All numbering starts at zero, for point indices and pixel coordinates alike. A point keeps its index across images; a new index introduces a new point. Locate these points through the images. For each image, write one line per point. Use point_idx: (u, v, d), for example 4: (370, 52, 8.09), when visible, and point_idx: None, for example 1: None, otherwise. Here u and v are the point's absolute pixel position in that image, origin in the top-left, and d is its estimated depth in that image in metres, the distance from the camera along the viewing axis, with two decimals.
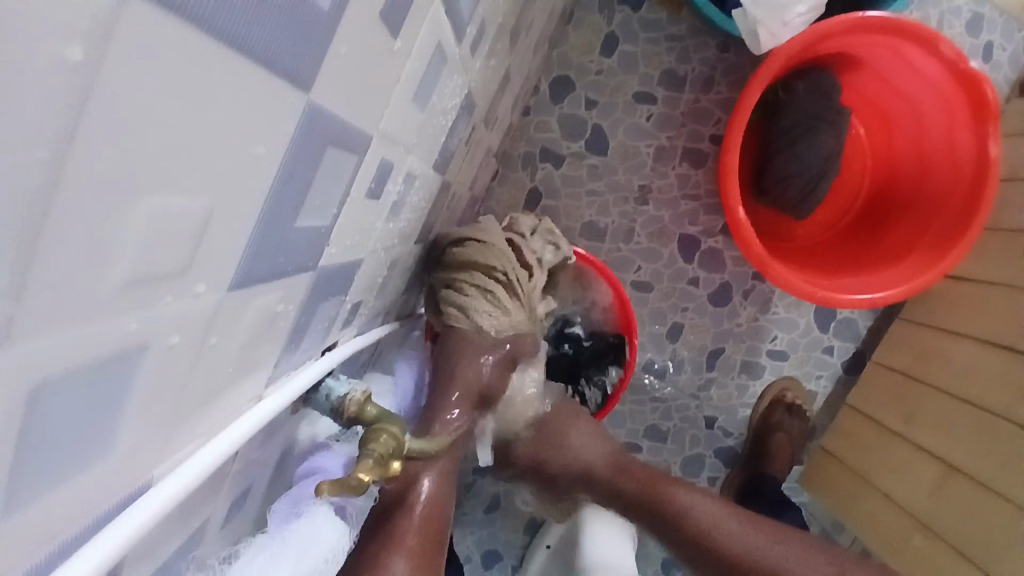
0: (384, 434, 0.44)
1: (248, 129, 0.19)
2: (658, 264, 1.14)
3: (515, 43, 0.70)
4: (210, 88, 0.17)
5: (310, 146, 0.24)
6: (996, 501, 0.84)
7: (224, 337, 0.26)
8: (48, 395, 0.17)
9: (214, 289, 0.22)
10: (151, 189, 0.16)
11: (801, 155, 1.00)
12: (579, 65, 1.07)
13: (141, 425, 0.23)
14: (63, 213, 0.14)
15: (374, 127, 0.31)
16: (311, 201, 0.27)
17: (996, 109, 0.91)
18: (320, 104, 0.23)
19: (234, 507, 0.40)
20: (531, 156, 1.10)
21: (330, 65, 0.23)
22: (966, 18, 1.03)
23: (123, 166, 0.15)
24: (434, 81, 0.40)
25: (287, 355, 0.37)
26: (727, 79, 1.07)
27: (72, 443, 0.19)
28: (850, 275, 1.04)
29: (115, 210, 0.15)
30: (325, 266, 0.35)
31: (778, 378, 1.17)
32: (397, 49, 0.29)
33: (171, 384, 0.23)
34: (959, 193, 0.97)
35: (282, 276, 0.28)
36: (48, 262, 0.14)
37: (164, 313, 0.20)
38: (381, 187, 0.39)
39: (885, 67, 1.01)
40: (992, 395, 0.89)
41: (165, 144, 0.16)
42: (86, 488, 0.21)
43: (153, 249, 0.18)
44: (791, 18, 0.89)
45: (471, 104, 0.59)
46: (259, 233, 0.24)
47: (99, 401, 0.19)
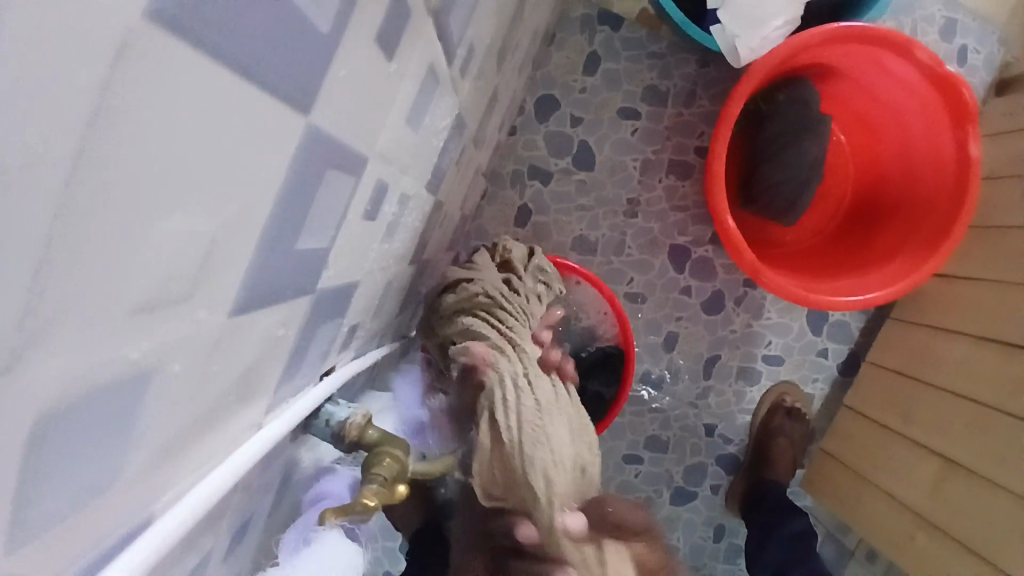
0: (387, 457, 0.44)
1: (252, 151, 0.19)
2: (650, 275, 1.15)
3: (501, 64, 0.70)
4: (216, 111, 0.17)
5: (311, 168, 0.24)
6: (994, 493, 0.85)
7: (228, 361, 0.25)
8: (55, 425, 0.16)
9: (218, 313, 0.22)
10: (154, 211, 0.16)
11: (786, 162, 1.01)
12: (563, 83, 1.08)
13: (149, 454, 0.22)
14: (70, 238, 0.14)
15: (371, 148, 0.32)
16: (311, 222, 0.27)
17: (974, 111, 0.93)
18: (322, 127, 0.24)
19: (237, 536, 0.40)
20: (519, 174, 1.11)
21: (330, 89, 0.23)
22: (940, 23, 1.06)
23: (132, 189, 0.15)
24: (426, 103, 0.40)
25: (288, 380, 0.37)
26: (709, 91, 1.09)
27: (82, 474, 0.18)
28: (840, 278, 1.05)
29: (124, 234, 0.15)
30: (323, 288, 0.35)
31: (776, 384, 1.18)
32: (392, 73, 0.30)
33: (177, 410, 0.23)
34: (943, 195, 0.99)
35: (282, 300, 0.28)
36: (59, 287, 0.14)
37: (171, 337, 0.20)
38: (376, 208, 0.39)
39: (863, 73, 1.03)
40: (988, 392, 0.90)
41: (171, 168, 0.16)
42: (93, 523, 0.20)
43: (160, 273, 0.18)
44: (769, 32, 0.91)
45: (460, 124, 0.60)
46: (260, 258, 0.24)
47: (109, 428, 0.19)
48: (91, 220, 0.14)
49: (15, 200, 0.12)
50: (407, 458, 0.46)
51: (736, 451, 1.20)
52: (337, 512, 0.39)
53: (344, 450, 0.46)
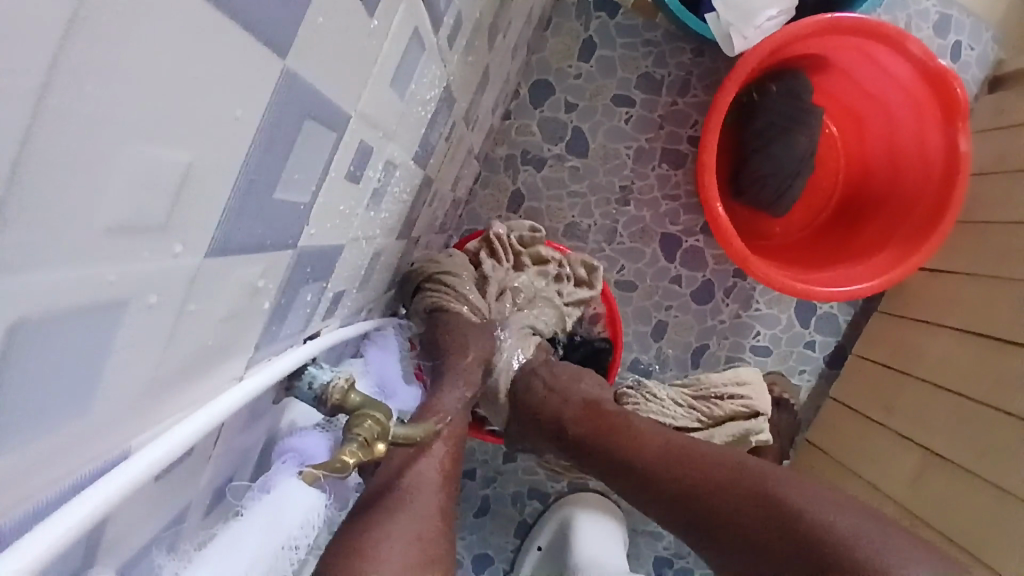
0: (369, 420, 0.44)
1: (228, 87, 0.20)
2: (641, 264, 1.15)
3: (494, 44, 0.71)
4: (194, 39, 0.18)
5: (288, 116, 0.25)
6: (968, 480, 0.87)
7: (205, 306, 0.26)
8: (28, 334, 0.17)
9: (194, 251, 0.23)
10: (129, 131, 0.17)
11: (776, 152, 1.03)
12: (558, 69, 1.09)
13: (122, 387, 0.23)
14: (41, 144, 0.14)
15: (352, 109, 0.32)
16: (289, 174, 0.28)
17: (967, 107, 0.94)
18: (301, 73, 0.24)
19: (218, 495, 0.41)
20: (513, 159, 1.11)
21: (307, 36, 0.24)
22: (934, 19, 1.07)
23: (104, 103, 0.16)
24: (413, 71, 0.41)
25: (269, 338, 0.38)
26: (703, 80, 1.09)
27: (56, 389, 0.19)
28: (828, 269, 1.07)
29: (95, 151, 0.16)
30: (303, 248, 0.35)
31: (764, 374, 1.18)
32: (373, 30, 0.30)
33: (154, 345, 0.23)
34: (930, 190, 1.00)
35: (261, 253, 0.29)
36: (32, 187, 0.15)
37: (146, 267, 0.20)
38: (359, 171, 0.39)
39: (857, 65, 1.04)
40: (970, 383, 0.92)
41: (146, 88, 0.17)
42: (70, 445, 0.21)
43: (132, 198, 0.18)
44: (762, 22, 0.93)
45: (450, 100, 0.60)
46: (237, 202, 0.24)
47: (82, 348, 0.19)
48: (59, 129, 0.15)
49: None
50: (388, 421, 0.46)
51: None
52: (315, 469, 0.40)
53: (326, 414, 0.46)
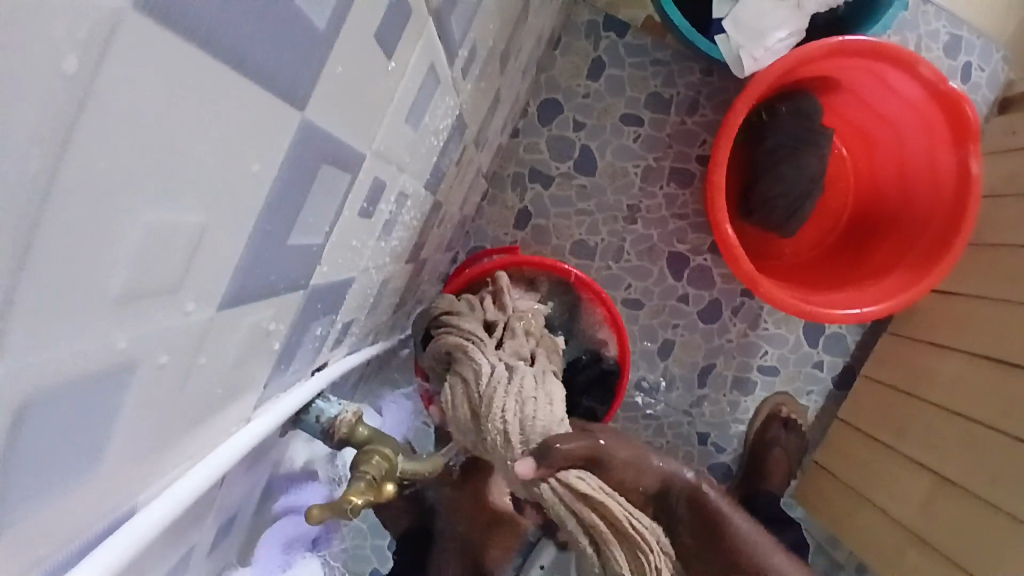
0: (377, 456, 0.44)
1: (242, 144, 0.19)
2: (648, 282, 1.14)
3: (505, 66, 0.71)
4: (207, 103, 0.17)
5: (304, 164, 0.24)
6: (982, 508, 0.85)
7: (215, 355, 0.25)
8: (37, 409, 0.16)
9: (206, 306, 0.22)
10: (144, 198, 0.16)
11: (786, 173, 1.02)
12: (567, 88, 1.08)
13: (129, 446, 0.22)
14: (55, 222, 0.14)
15: (369, 146, 0.32)
16: (303, 217, 0.27)
17: (977, 130, 0.93)
18: (318, 122, 0.24)
19: (222, 532, 0.40)
20: (520, 176, 1.11)
21: (325, 84, 0.23)
22: (944, 40, 1.07)
23: (117, 178, 0.15)
24: (426, 103, 0.40)
25: (278, 376, 0.37)
26: (711, 100, 1.09)
27: (63, 462, 0.18)
28: (838, 291, 1.05)
29: (108, 225, 0.15)
30: (316, 285, 0.35)
31: (771, 395, 1.17)
32: (391, 70, 0.30)
33: (163, 401, 0.23)
34: (942, 212, 0.99)
35: (274, 295, 0.28)
36: (44, 270, 0.14)
37: (158, 329, 0.20)
38: (373, 205, 0.39)
39: (866, 87, 1.03)
40: (980, 409, 0.90)
41: (160, 158, 0.16)
42: (77, 510, 0.21)
43: (143, 261, 0.17)
44: (773, 43, 0.92)
45: (462, 124, 0.60)
46: (251, 252, 0.24)
47: (90, 417, 0.19)
48: (75, 203, 0.14)
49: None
50: (396, 457, 0.46)
51: (729, 461, 1.19)
52: (321, 509, 0.39)
53: (333, 448, 0.46)
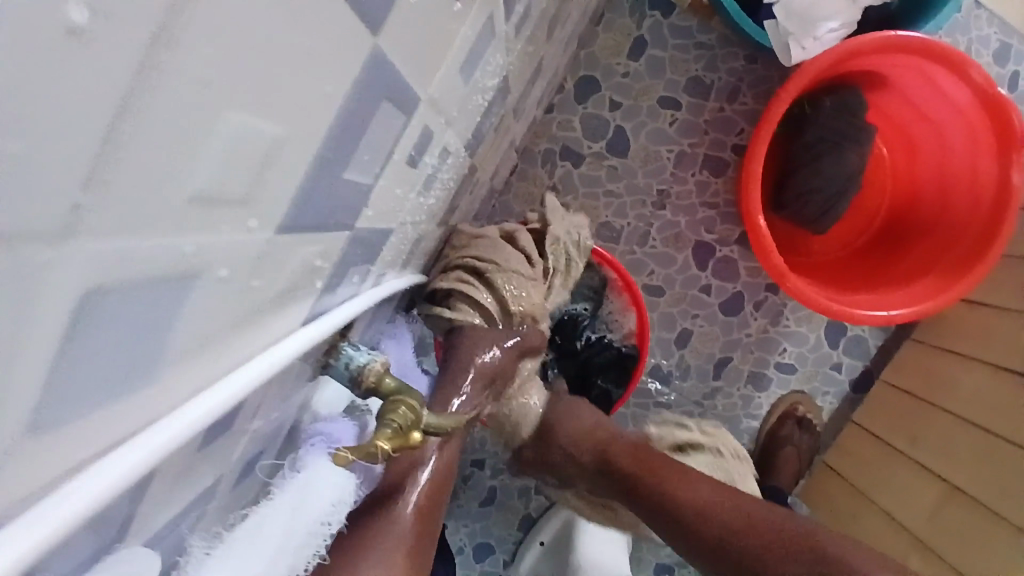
0: (403, 406, 0.44)
1: (317, 63, 0.19)
2: (671, 270, 1.13)
3: (550, 34, 0.69)
4: (294, 7, 0.17)
5: (368, 98, 0.24)
6: (989, 520, 0.84)
7: (266, 283, 0.25)
8: (104, 300, 0.16)
9: (264, 228, 0.22)
10: (226, 101, 0.16)
11: (823, 168, 1.00)
12: (606, 65, 1.06)
13: (178, 363, 0.22)
14: (143, 103, 0.14)
15: (424, 93, 0.31)
16: (360, 154, 0.27)
17: (1022, 136, 0.90)
18: (386, 54, 0.24)
19: (245, 471, 0.41)
20: (551, 153, 1.10)
21: (398, 16, 0.23)
22: (999, 43, 1.03)
23: (202, 70, 0.15)
24: (479, 57, 0.40)
25: (330, 290, 0.37)
26: (753, 88, 1.07)
27: (118, 367, 0.18)
28: (866, 292, 1.03)
29: (190, 122, 0.15)
30: (359, 230, 0.35)
31: (789, 393, 1.16)
32: (455, 15, 0.30)
33: (212, 324, 0.23)
34: (977, 221, 0.96)
35: (323, 231, 0.28)
36: (122, 161, 0.14)
37: (219, 242, 0.20)
38: (419, 157, 0.39)
39: (913, 85, 1.00)
40: (1000, 423, 0.88)
41: (241, 59, 0.16)
42: (126, 419, 0.21)
43: (220, 167, 0.17)
44: (823, 33, 0.90)
45: (504, 90, 0.59)
46: (309, 183, 0.24)
47: (149, 322, 0.19)
48: (167, 90, 0.14)
49: (97, 46, 0.12)
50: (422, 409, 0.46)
51: None
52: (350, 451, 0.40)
53: (361, 396, 0.47)
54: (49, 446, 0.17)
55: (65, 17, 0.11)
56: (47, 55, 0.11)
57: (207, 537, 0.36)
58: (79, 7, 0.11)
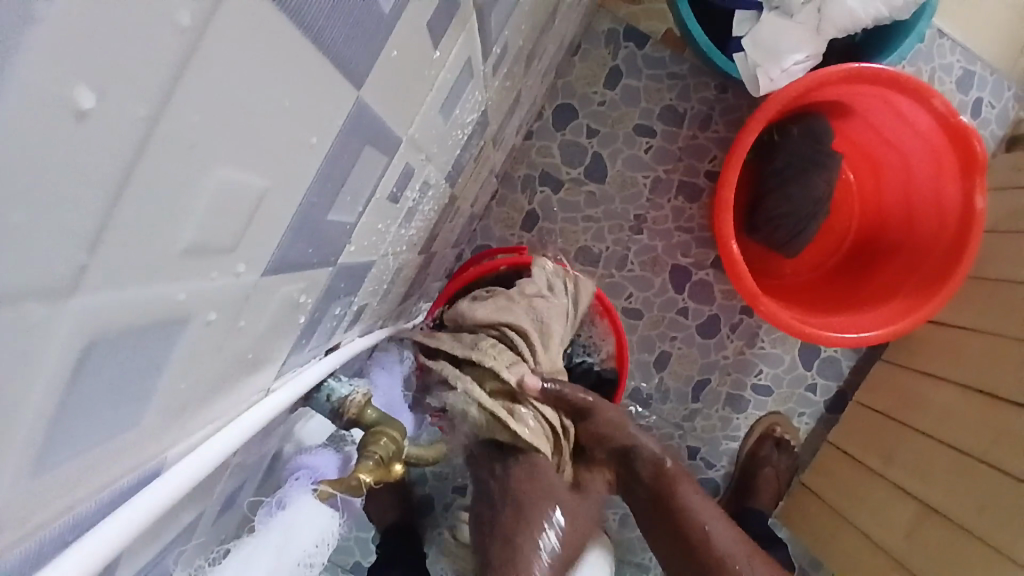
0: (384, 437, 0.44)
1: (304, 118, 0.20)
2: (649, 293, 1.15)
3: (528, 68, 0.72)
4: (284, 71, 0.18)
5: (353, 141, 0.25)
6: (963, 536, 0.86)
7: (253, 321, 0.26)
8: (99, 352, 0.17)
9: (253, 270, 0.23)
10: (220, 160, 0.17)
11: (793, 194, 1.03)
12: (583, 95, 1.10)
13: (167, 405, 0.23)
14: (145, 172, 0.15)
15: (406, 131, 0.32)
16: (344, 194, 0.28)
17: (984, 163, 0.95)
18: (369, 102, 0.25)
19: (226, 505, 0.41)
20: (530, 179, 1.12)
21: (381, 66, 0.24)
22: (957, 74, 1.08)
23: (196, 137, 0.16)
24: (459, 94, 0.41)
25: (296, 353, 0.38)
26: (724, 118, 1.10)
27: (110, 413, 0.19)
28: (837, 314, 1.06)
29: (186, 184, 0.16)
30: (343, 263, 0.36)
31: (766, 415, 1.18)
32: (436, 59, 0.31)
33: (200, 364, 0.23)
34: (943, 243, 1.00)
35: (308, 268, 0.29)
36: (123, 222, 0.15)
37: (209, 289, 0.21)
38: (401, 191, 0.40)
39: (878, 114, 1.05)
40: (972, 440, 0.91)
41: (234, 122, 0.17)
42: (116, 462, 0.21)
43: (212, 221, 0.18)
44: (790, 65, 0.93)
45: (484, 122, 0.61)
46: (295, 226, 0.24)
47: (143, 367, 0.19)
48: (169, 154, 0.15)
49: (106, 124, 0.13)
50: (403, 441, 0.46)
51: (718, 476, 1.21)
52: (331, 484, 0.41)
53: (343, 428, 0.47)
54: (42, 493, 0.18)
55: (75, 101, 0.12)
56: (61, 134, 0.12)
57: (190, 570, 0.36)
58: (87, 91, 0.12)
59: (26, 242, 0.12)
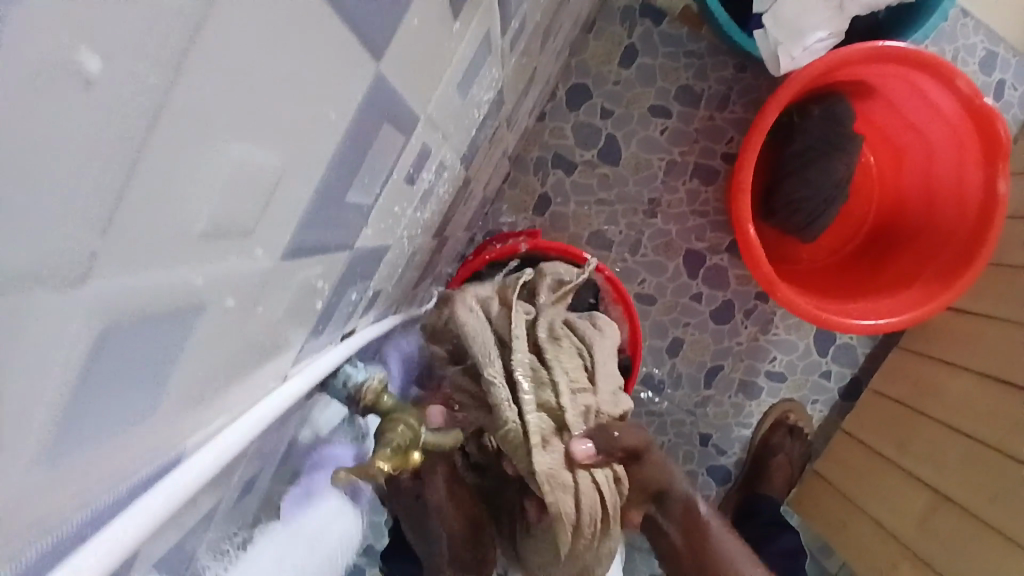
0: (401, 424, 0.43)
1: (324, 90, 0.19)
2: (663, 277, 1.14)
3: (543, 46, 0.70)
4: (304, 37, 0.16)
5: (372, 119, 0.24)
6: (981, 526, 0.85)
7: (269, 307, 0.25)
8: (113, 340, 0.16)
9: (271, 254, 0.22)
10: (237, 134, 0.16)
11: (813, 177, 1.01)
12: (597, 75, 1.07)
13: (183, 394, 0.22)
14: (159, 146, 0.13)
15: (423, 110, 0.31)
16: (363, 174, 0.27)
17: (1008, 147, 0.92)
18: (389, 75, 0.24)
19: (245, 491, 0.40)
20: (542, 162, 1.10)
21: (403, 36, 0.23)
22: (982, 54, 1.05)
23: (211, 109, 0.14)
24: (476, 71, 0.40)
25: (313, 339, 0.37)
26: (742, 99, 1.08)
27: (125, 404, 0.18)
28: (855, 300, 1.04)
29: (203, 160, 0.15)
30: (360, 247, 0.35)
31: (781, 401, 1.17)
32: (455, 32, 0.30)
33: (217, 352, 0.22)
34: (964, 229, 0.98)
35: (326, 251, 0.28)
36: (138, 201, 0.14)
37: (226, 273, 0.19)
38: (417, 173, 0.39)
39: (900, 96, 1.02)
40: (989, 429, 0.89)
41: (253, 93, 0.16)
42: (131, 453, 0.20)
43: (230, 201, 0.17)
44: (812, 44, 0.89)
45: (499, 102, 0.59)
46: (314, 208, 0.23)
47: (159, 356, 0.18)
48: (184, 126, 0.14)
49: (115, 93, 0.12)
50: (420, 428, 0.45)
51: (730, 463, 1.19)
52: (350, 471, 0.39)
53: (357, 414, 0.46)
54: (56, 488, 0.17)
55: (79, 66, 0.11)
56: (67, 102, 0.11)
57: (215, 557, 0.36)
58: (94, 54, 0.11)
59: (31, 220, 0.11)
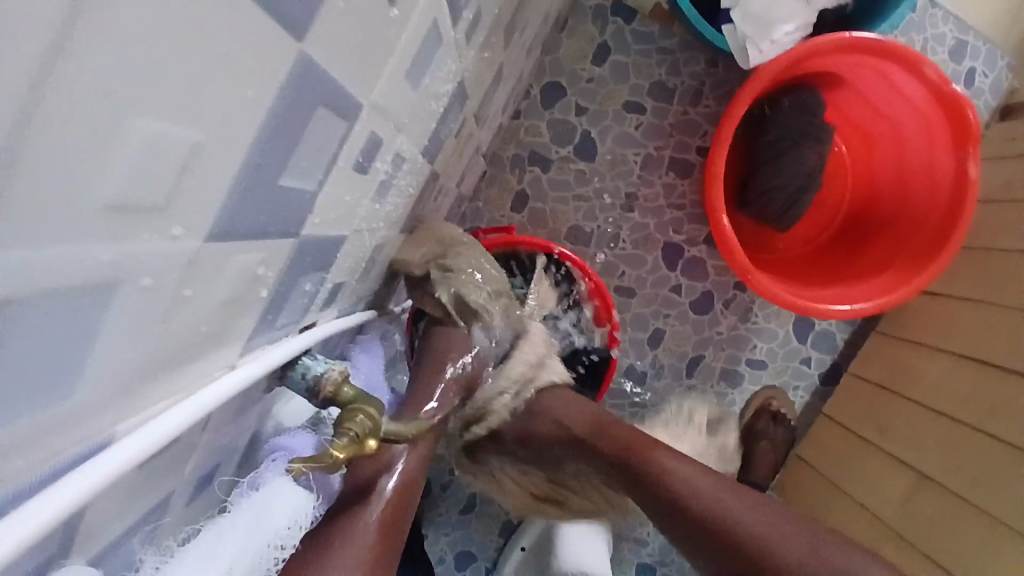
0: (361, 414, 0.43)
1: (235, 68, 0.19)
2: (642, 270, 1.14)
3: (510, 42, 0.70)
4: (207, 15, 0.17)
5: (301, 104, 0.24)
6: (955, 502, 0.85)
7: (201, 290, 0.25)
8: (14, 311, 0.16)
9: (192, 232, 0.22)
10: (135, 110, 0.16)
11: (785, 166, 1.02)
12: (571, 71, 1.08)
13: (106, 373, 0.22)
14: (43, 113, 0.14)
15: (367, 98, 0.31)
16: (297, 160, 0.27)
17: (977, 132, 0.93)
18: (315, 61, 0.24)
19: (202, 483, 0.40)
20: (519, 159, 1.10)
21: (327, 18, 0.23)
22: (951, 43, 1.06)
23: (102, 80, 0.15)
24: (429, 62, 0.40)
25: (263, 328, 0.37)
26: (715, 91, 1.09)
27: (38, 379, 0.18)
28: (830, 287, 1.06)
29: (97, 130, 0.15)
30: (308, 236, 0.35)
31: (762, 389, 1.18)
32: (395, 18, 0.30)
33: (142, 332, 0.22)
34: (937, 214, 0.99)
35: (264, 236, 0.28)
36: (22, 167, 0.14)
37: (140, 248, 0.20)
38: (369, 163, 0.39)
39: (869, 84, 1.03)
40: (966, 411, 0.90)
41: (152, 67, 0.16)
42: (52, 432, 0.20)
43: (134, 175, 0.17)
44: (779, 36, 0.91)
45: (463, 96, 0.59)
46: (239, 189, 0.23)
47: (68, 329, 0.18)
48: (72, 96, 0.14)
49: None
50: (381, 418, 0.45)
51: None
52: (304, 461, 0.39)
53: (318, 406, 0.46)
54: None
55: None
56: None
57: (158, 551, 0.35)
58: None
59: None
